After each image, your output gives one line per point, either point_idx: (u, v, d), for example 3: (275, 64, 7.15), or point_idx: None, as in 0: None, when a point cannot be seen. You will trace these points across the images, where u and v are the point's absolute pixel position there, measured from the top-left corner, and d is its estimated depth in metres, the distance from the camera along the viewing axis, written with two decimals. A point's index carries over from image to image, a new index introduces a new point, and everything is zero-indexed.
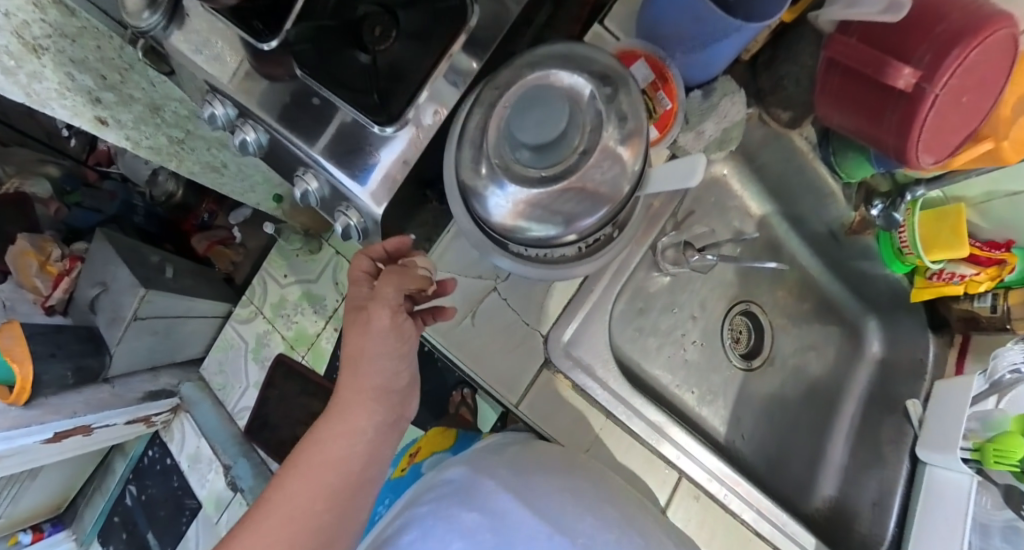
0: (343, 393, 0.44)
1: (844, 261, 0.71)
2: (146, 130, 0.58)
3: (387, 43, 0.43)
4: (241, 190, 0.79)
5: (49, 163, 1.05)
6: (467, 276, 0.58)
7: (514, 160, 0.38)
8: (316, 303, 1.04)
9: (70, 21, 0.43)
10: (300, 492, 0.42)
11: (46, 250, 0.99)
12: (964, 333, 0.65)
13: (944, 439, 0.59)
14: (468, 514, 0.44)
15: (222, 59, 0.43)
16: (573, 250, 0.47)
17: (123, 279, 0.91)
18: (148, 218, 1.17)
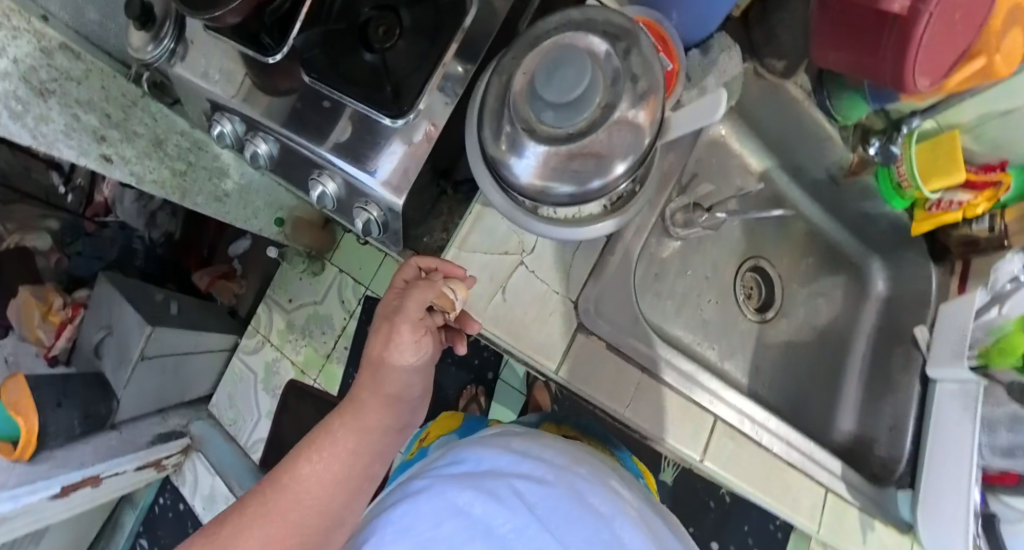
0: (364, 393, 0.41)
1: (846, 203, 0.73)
2: (150, 165, 0.62)
3: (392, 42, 0.44)
4: (246, 217, 0.80)
5: (50, 217, 1.10)
6: (492, 253, 0.54)
7: (537, 121, 0.38)
8: (323, 324, 1.06)
9: (75, 64, 0.53)
10: (306, 483, 0.38)
11: (49, 300, 1.00)
12: (962, 257, 0.70)
13: (952, 352, 0.65)
14: (465, 493, 0.39)
15: (231, 77, 0.49)
16: (600, 210, 0.45)
17: (130, 320, 0.90)
18: (147, 260, 1.21)
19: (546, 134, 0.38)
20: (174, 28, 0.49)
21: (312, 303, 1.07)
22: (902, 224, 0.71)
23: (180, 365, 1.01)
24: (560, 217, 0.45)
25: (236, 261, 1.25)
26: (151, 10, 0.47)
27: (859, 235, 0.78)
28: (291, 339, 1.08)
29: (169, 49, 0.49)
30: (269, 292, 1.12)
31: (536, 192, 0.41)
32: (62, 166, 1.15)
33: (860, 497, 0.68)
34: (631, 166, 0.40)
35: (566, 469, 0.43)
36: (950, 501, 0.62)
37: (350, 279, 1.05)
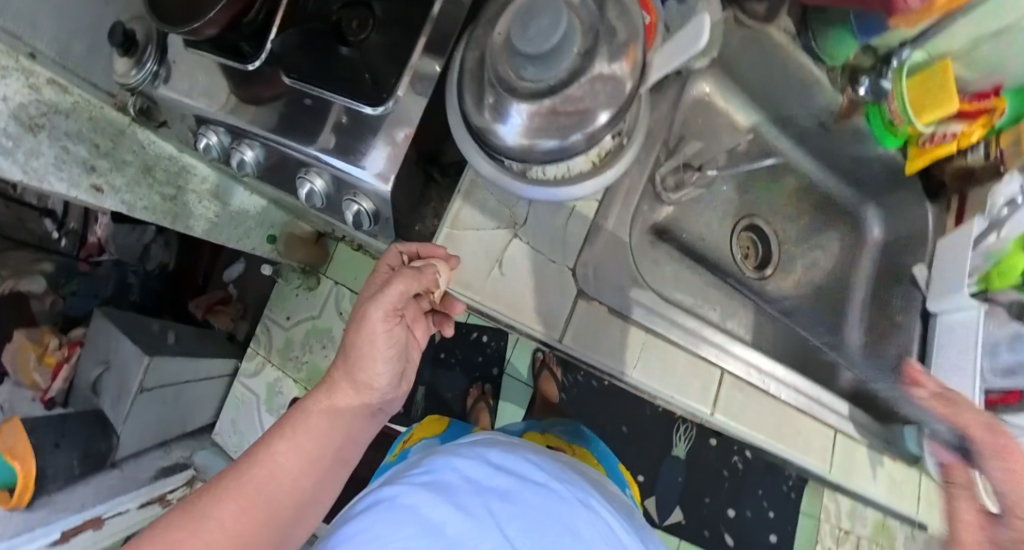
0: (340, 377, 0.43)
1: (839, 150, 0.74)
2: (141, 193, 0.64)
3: (366, 33, 0.45)
4: (238, 236, 0.84)
5: (43, 261, 1.06)
6: (486, 229, 0.53)
7: (516, 78, 0.38)
8: (323, 338, 1.11)
9: (64, 97, 0.53)
10: (287, 456, 0.40)
11: (44, 341, 1.00)
12: (960, 192, 0.74)
13: (947, 280, 0.71)
14: (436, 506, 0.37)
15: (208, 95, 0.50)
16: (589, 167, 0.44)
17: (126, 350, 0.90)
18: (143, 294, 1.24)
19: (525, 91, 0.38)
20: (156, 50, 0.49)
21: (311, 317, 1.13)
22: (896, 164, 0.73)
23: (181, 394, 1.01)
24: (549, 177, 0.44)
25: (231, 285, 1.31)
26: (133, 36, 0.49)
27: (850, 180, 0.79)
28: (291, 357, 1.12)
29: (152, 71, 0.50)
30: (269, 311, 1.16)
31: (522, 151, 0.41)
32: (55, 210, 1.13)
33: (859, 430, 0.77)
34: (614, 117, 0.39)
35: (541, 480, 0.41)
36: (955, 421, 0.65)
37: (348, 290, 1.11)
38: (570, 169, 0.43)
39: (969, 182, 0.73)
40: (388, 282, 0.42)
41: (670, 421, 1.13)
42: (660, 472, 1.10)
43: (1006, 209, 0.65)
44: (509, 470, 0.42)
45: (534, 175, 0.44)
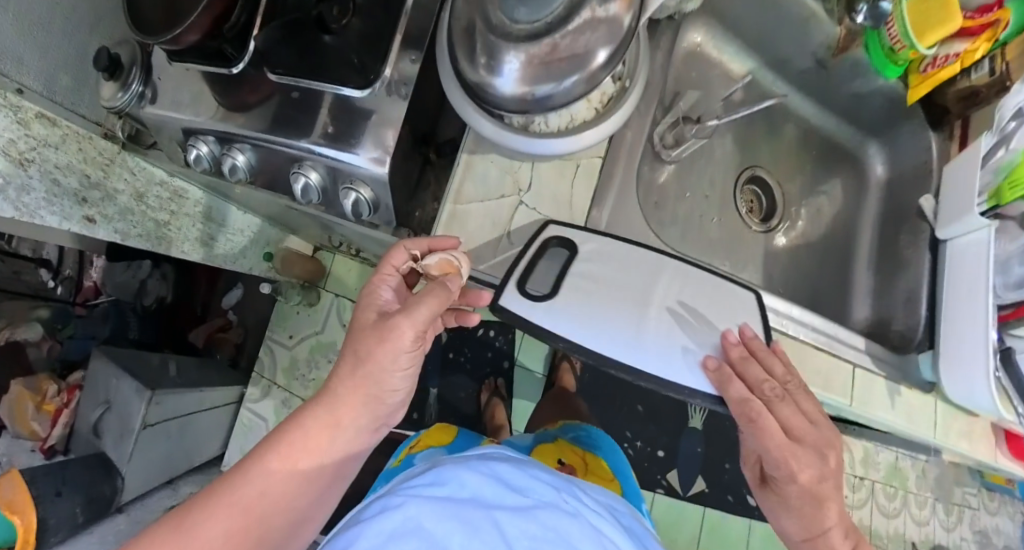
0: (346, 398, 0.40)
1: (836, 87, 0.76)
2: (134, 220, 0.71)
3: (346, 19, 0.45)
4: (235, 257, 0.93)
5: (39, 306, 1.14)
6: (491, 200, 0.53)
7: (509, 22, 0.36)
8: (328, 353, 1.12)
9: (53, 130, 0.56)
10: (278, 472, 0.39)
11: (43, 389, 1.03)
12: (961, 115, 0.69)
13: (961, 206, 0.63)
14: (442, 519, 0.36)
15: (193, 107, 0.53)
16: (592, 114, 0.46)
17: (127, 389, 0.88)
18: (142, 328, 1.25)
19: (521, 33, 0.36)
20: (140, 71, 0.53)
21: (313, 333, 1.13)
22: (896, 93, 0.73)
23: (185, 428, 0.98)
24: (552, 129, 0.46)
25: (230, 311, 1.33)
26: (118, 60, 0.52)
27: (849, 119, 0.81)
28: (297, 376, 1.12)
29: (137, 92, 0.54)
30: (270, 332, 1.15)
31: (521, 102, 0.41)
32: (49, 261, 1.18)
33: (884, 368, 0.65)
34: (612, 55, 0.38)
35: (543, 504, 0.41)
36: (971, 346, 0.57)
37: (348, 302, 1.12)
38: (571, 114, 0.45)
39: (969, 104, 0.68)
40: (405, 306, 0.39)
41: None
42: (680, 442, 1.12)
43: (1013, 121, 0.55)
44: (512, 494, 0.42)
45: (535, 128, 0.46)
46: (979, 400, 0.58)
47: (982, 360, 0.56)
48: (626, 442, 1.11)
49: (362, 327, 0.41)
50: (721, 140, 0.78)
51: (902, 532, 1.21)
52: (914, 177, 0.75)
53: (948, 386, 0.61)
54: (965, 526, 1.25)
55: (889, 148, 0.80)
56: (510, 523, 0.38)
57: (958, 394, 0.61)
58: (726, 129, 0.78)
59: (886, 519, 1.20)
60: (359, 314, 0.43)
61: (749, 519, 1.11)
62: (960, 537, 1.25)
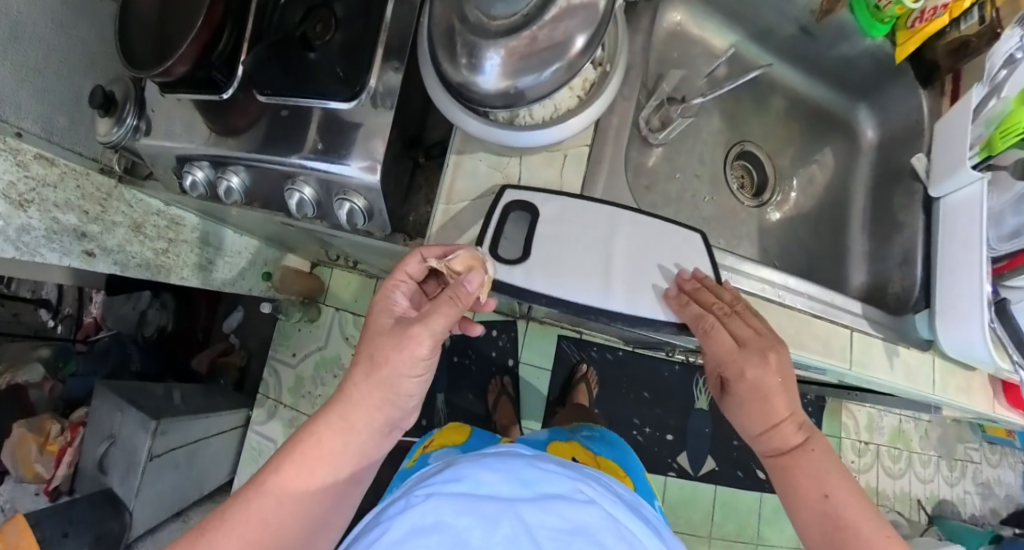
0: (362, 403, 0.39)
1: (825, 52, 0.73)
2: (133, 250, 0.71)
3: (330, 36, 0.46)
4: (233, 280, 0.92)
5: (41, 346, 1.16)
6: (477, 197, 0.51)
7: (486, 20, 0.36)
8: (332, 367, 1.11)
9: (52, 169, 0.58)
10: (292, 483, 0.38)
11: (46, 429, 1.03)
12: (952, 70, 0.66)
13: (951, 162, 0.60)
14: (462, 519, 0.36)
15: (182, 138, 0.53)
16: (576, 102, 0.45)
17: (132, 421, 0.87)
18: (144, 359, 1.23)
19: (498, 28, 0.35)
20: (134, 106, 0.54)
21: (315, 348, 1.13)
22: (884, 55, 0.69)
23: (194, 455, 0.98)
24: (538, 120, 0.45)
25: (233, 335, 1.32)
26: (112, 96, 0.54)
27: (839, 85, 0.77)
28: (303, 394, 1.11)
29: (133, 125, 0.55)
30: (273, 351, 1.15)
31: (505, 97, 0.40)
32: (49, 300, 1.22)
33: (882, 330, 0.63)
34: (590, 42, 0.37)
35: (561, 495, 0.41)
36: (969, 301, 0.56)
37: (349, 315, 1.11)
38: (554, 104, 0.44)
39: (961, 57, 0.64)
40: (422, 315, 0.39)
41: (692, 373, 1.15)
42: (689, 423, 1.14)
43: (1005, 70, 0.53)
44: (530, 489, 0.41)
45: (521, 121, 0.45)
46: (978, 351, 0.56)
47: (979, 310, 0.55)
48: (635, 430, 1.13)
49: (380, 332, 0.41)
50: (708, 118, 0.76)
51: (908, 492, 1.25)
52: (906, 137, 0.72)
53: (947, 342, 0.60)
54: (968, 480, 1.30)
55: (880, 113, 0.77)
56: (529, 516, 0.37)
57: (954, 347, 0.59)
58: (712, 107, 0.76)
59: (891, 481, 1.24)
60: (373, 319, 0.43)
61: (759, 493, 1.14)
62: (963, 491, 1.30)
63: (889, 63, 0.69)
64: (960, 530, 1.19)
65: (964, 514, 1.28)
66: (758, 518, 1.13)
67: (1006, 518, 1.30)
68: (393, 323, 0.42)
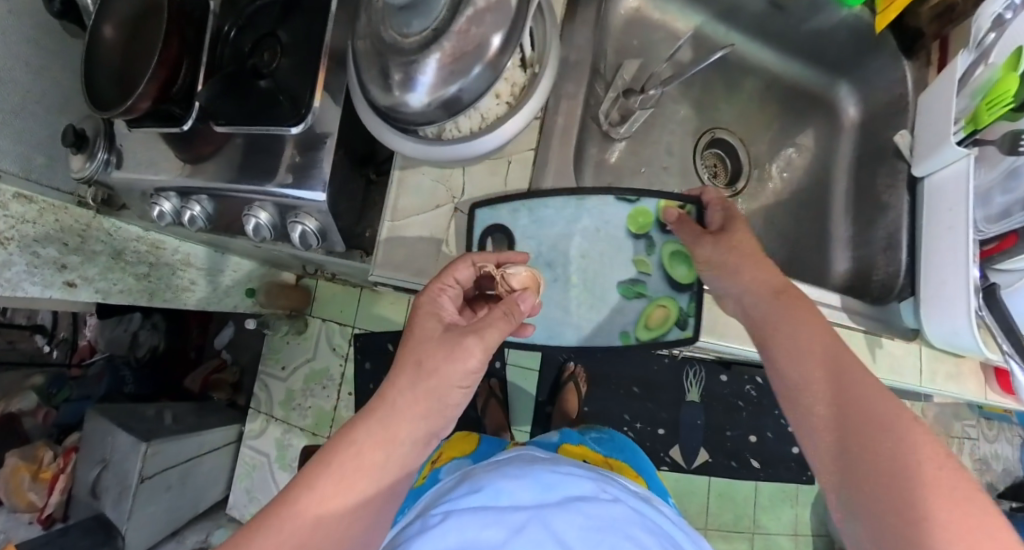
0: (409, 408, 0.36)
1: (797, 27, 0.74)
2: (114, 276, 0.73)
3: (276, 62, 0.47)
4: (217, 299, 0.93)
5: (34, 374, 1.17)
6: (426, 209, 0.53)
7: (400, 38, 0.37)
8: (323, 380, 1.10)
9: (32, 206, 0.60)
10: (332, 496, 0.34)
11: (39, 457, 1.04)
12: (938, 36, 0.67)
13: (931, 143, 0.63)
14: (485, 530, 0.40)
15: (155, 162, 0.54)
16: (505, 109, 0.45)
17: (123, 445, 0.88)
18: (138, 382, 1.23)
19: (413, 45, 0.36)
20: (104, 141, 0.56)
21: (306, 361, 1.11)
22: (862, 25, 0.69)
23: (187, 476, 0.98)
24: (466, 131, 0.46)
25: (225, 351, 1.31)
26: (84, 134, 0.56)
27: (814, 62, 0.79)
28: (294, 407, 1.10)
29: (104, 160, 0.56)
30: (263, 366, 1.14)
31: (434, 111, 0.41)
32: (43, 325, 1.22)
33: (864, 321, 0.67)
34: (507, 40, 0.37)
35: (584, 496, 0.45)
36: (953, 285, 0.57)
37: (335, 323, 1.10)
38: (483, 112, 0.44)
39: (944, 23, 0.65)
40: (478, 327, 0.40)
41: (681, 368, 1.17)
42: (681, 416, 1.15)
43: (993, 32, 0.56)
44: (552, 490, 0.45)
45: (450, 135, 0.46)
46: (964, 339, 0.58)
47: (965, 299, 0.56)
48: (625, 426, 1.14)
49: (428, 336, 0.39)
50: (675, 105, 0.78)
51: None
52: (888, 112, 0.74)
53: (930, 326, 0.62)
54: (964, 456, 1.26)
55: (860, 88, 0.78)
56: (555, 519, 0.42)
57: (940, 334, 0.61)
58: (679, 96, 0.78)
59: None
60: (417, 322, 0.41)
61: (755, 481, 1.15)
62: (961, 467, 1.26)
63: (868, 34, 0.70)
64: None
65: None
66: (755, 504, 1.16)
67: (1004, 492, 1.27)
68: (442, 330, 0.40)
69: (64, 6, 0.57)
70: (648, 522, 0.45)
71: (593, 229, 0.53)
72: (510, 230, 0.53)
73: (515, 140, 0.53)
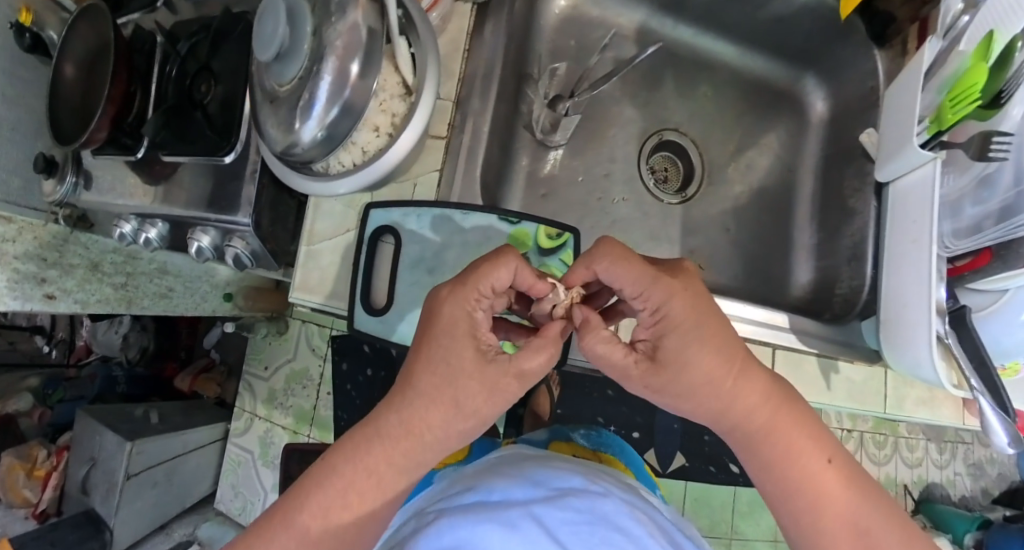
0: (429, 432, 0.42)
1: (751, 14, 0.77)
2: (91, 288, 0.73)
3: (211, 91, 0.55)
4: (194, 304, 0.91)
5: (30, 376, 1.23)
6: (339, 235, 0.60)
7: (278, 86, 0.45)
8: (302, 380, 1.08)
9: (9, 226, 0.62)
10: (341, 495, 0.42)
11: (33, 455, 1.07)
12: (916, 19, 0.67)
13: (893, 150, 0.65)
14: (476, 529, 0.39)
15: (126, 180, 0.60)
16: (386, 140, 0.51)
17: (111, 443, 0.93)
18: (130, 383, 1.26)
19: (287, 92, 0.45)
20: (72, 165, 0.60)
21: (286, 362, 1.10)
22: (826, 9, 0.72)
23: (174, 473, 1.01)
24: (350, 164, 0.51)
25: (213, 351, 1.32)
26: (54, 159, 0.60)
27: (778, 54, 0.82)
28: (277, 405, 1.09)
29: (72, 183, 0.61)
30: (247, 367, 1.13)
31: (321, 145, 0.47)
32: (42, 326, 1.31)
33: (819, 344, 0.70)
34: (365, 64, 0.45)
35: (577, 495, 0.45)
36: (916, 308, 0.58)
37: (314, 325, 1.09)
38: (357, 140, 0.49)
39: (918, 4, 0.66)
40: (514, 360, 0.42)
41: None
42: (657, 416, 1.17)
43: (967, 15, 0.60)
44: (544, 489, 0.46)
45: (335, 169, 0.52)
46: (924, 371, 0.60)
47: (925, 322, 0.57)
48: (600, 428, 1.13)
49: (462, 364, 0.41)
50: (618, 104, 0.80)
51: (926, 477, 1.21)
52: (861, 106, 0.76)
53: (893, 356, 0.63)
54: (958, 461, 1.23)
55: (828, 80, 0.80)
56: (547, 514, 0.41)
57: (903, 364, 0.62)
58: (622, 95, 0.81)
59: (876, 467, 1.17)
60: (450, 342, 0.42)
61: (733, 487, 1.16)
62: (953, 472, 1.24)
63: (835, 18, 0.72)
64: (949, 516, 1.11)
65: (953, 496, 1.22)
66: (733, 511, 1.17)
67: (997, 496, 1.24)
68: (477, 357, 0.42)
69: (35, 41, 0.60)
70: (636, 515, 0.45)
71: (474, 238, 0.60)
72: (400, 232, 0.59)
73: (420, 163, 0.61)
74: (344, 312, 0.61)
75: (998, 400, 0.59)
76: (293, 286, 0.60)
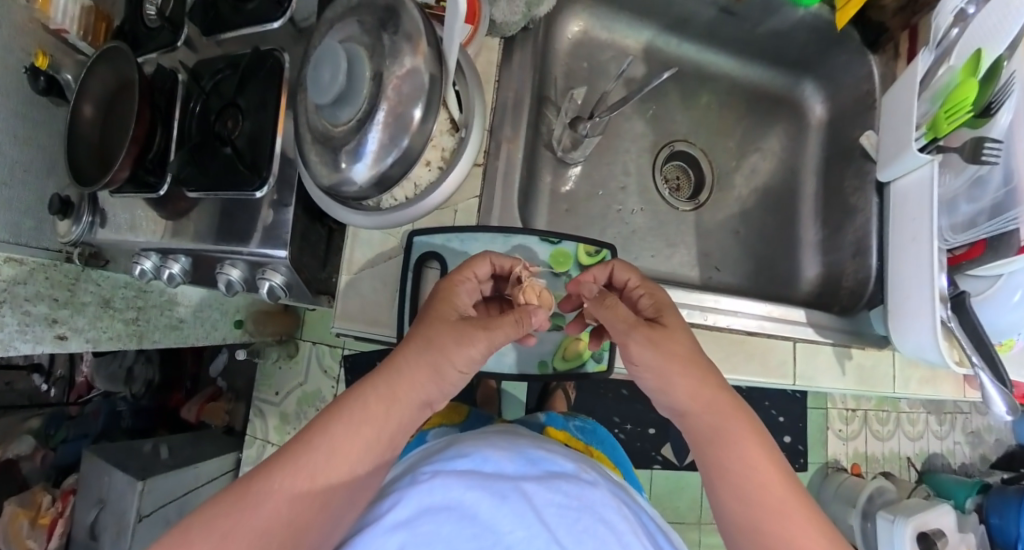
0: (419, 376, 0.43)
1: (754, 30, 0.78)
2: (102, 325, 0.72)
3: (238, 126, 0.55)
4: (205, 331, 0.90)
5: (31, 417, 1.18)
6: (379, 262, 0.60)
7: (334, 127, 0.44)
8: (315, 402, 1.06)
9: (20, 268, 0.59)
10: (342, 438, 0.41)
11: (37, 501, 1.05)
12: (905, 27, 0.69)
13: (892, 153, 0.65)
14: (470, 492, 0.42)
15: (138, 219, 0.59)
16: (437, 173, 0.51)
17: (120, 482, 0.91)
18: (135, 417, 1.26)
19: (345, 131, 0.44)
20: (87, 204, 0.59)
21: (297, 386, 1.07)
22: (823, 22, 0.73)
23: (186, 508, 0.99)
24: (402, 199, 0.51)
25: (220, 379, 1.28)
26: (69, 200, 0.59)
27: (776, 63, 0.83)
28: (291, 430, 1.06)
29: (89, 222, 0.59)
30: (256, 393, 1.10)
31: (375, 183, 0.47)
32: (40, 364, 1.25)
33: (832, 334, 0.70)
34: (426, 109, 0.44)
35: (565, 477, 0.46)
36: (918, 299, 0.59)
37: (326, 346, 1.07)
38: (412, 177, 0.49)
39: (908, 14, 0.68)
40: (485, 322, 0.45)
41: None
42: None
43: (956, 27, 0.61)
44: (535, 468, 0.48)
45: (386, 204, 0.52)
46: (928, 353, 0.59)
47: (929, 309, 0.57)
48: (615, 428, 1.12)
49: (446, 321, 0.45)
50: (629, 119, 0.81)
51: (925, 449, 1.20)
52: (857, 109, 0.77)
53: (897, 339, 0.63)
54: (956, 431, 1.21)
55: (825, 84, 0.81)
56: (536, 492, 0.43)
57: (910, 348, 0.62)
58: (633, 111, 0.81)
59: (879, 444, 1.18)
60: (437, 309, 0.47)
61: None
62: (951, 441, 1.22)
63: (830, 30, 0.74)
64: (949, 483, 1.10)
65: (953, 465, 1.20)
66: None
67: (995, 462, 1.22)
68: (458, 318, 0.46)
69: (49, 82, 0.59)
70: (621, 508, 0.46)
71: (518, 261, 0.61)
72: (444, 261, 0.59)
73: (461, 190, 0.61)
74: (388, 337, 0.60)
75: (995, 373, 0.59)
76: (335, 317, 0.59)
